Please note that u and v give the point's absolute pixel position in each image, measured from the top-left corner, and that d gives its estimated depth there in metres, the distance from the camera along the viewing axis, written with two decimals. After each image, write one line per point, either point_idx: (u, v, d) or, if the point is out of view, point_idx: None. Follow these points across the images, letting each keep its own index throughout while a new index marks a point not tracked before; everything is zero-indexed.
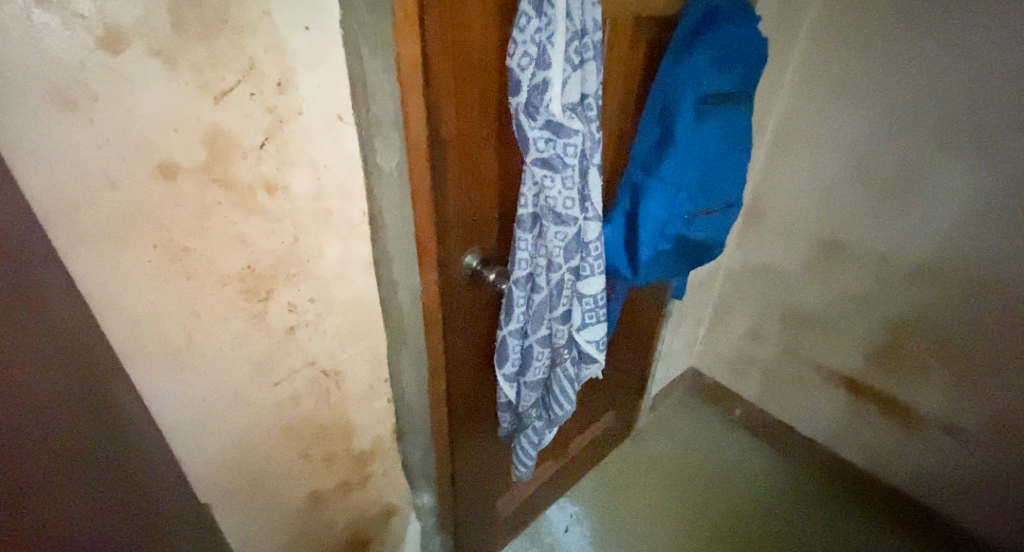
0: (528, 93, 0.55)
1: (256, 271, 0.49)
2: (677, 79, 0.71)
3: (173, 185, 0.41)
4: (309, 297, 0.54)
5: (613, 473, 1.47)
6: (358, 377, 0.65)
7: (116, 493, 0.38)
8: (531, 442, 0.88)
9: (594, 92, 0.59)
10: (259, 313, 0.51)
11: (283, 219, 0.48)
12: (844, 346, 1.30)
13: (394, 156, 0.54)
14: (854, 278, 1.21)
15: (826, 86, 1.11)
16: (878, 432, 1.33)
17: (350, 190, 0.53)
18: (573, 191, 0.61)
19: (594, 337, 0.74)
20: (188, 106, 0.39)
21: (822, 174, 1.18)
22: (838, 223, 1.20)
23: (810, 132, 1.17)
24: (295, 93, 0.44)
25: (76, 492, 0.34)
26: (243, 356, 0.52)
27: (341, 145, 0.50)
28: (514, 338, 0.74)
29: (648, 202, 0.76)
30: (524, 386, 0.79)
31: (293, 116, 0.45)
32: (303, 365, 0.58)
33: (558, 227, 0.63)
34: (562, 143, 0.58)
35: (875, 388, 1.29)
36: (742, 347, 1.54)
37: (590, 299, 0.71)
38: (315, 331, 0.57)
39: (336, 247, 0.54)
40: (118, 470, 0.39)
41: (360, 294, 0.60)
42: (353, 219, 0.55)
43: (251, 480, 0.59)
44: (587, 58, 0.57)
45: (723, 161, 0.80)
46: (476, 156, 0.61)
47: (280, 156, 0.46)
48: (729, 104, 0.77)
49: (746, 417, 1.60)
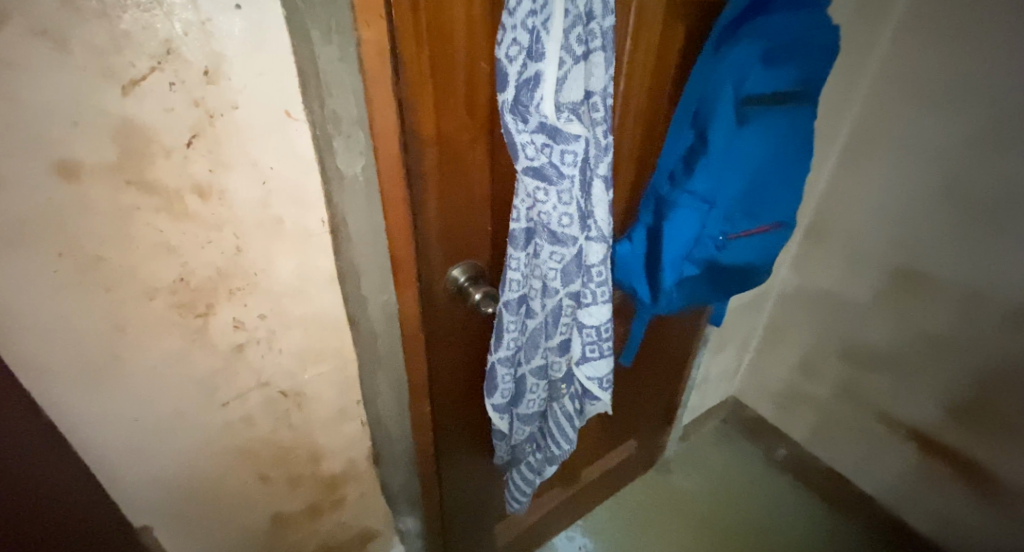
0: (517, 90, 0.45)
1: (191, 284, 0.43)
2: (715, 76, 0.59)
3: (79, 187, 0.35)
4: (258, 314, 0.49)
5: (632, 506, 1.36)
6: (325, 399, 0.60)
7: (80, 486, 0.42)
8: (526, 476, 0.80)
9: (602, 90, 0.49)
10: (198, 330, 0.46)
11: (221, 227, 0.43)
12: (917, 395, 1.11)
13: (358, 158, 0.47)
14: (935, 317, 1.02)
15: (917, 87, 0.93)
16: (953, 501, 1.12)
17: (305, 197, 0.46)
18: (572, 207, 0.52)
19: (596, 374, 0.65)
20: (92, 96, 0.34)
21: (904, 191, 1.00)
22: (918, 249, 1.01)
23: (891, 141, 0.99)
24: (228, 84, 0.38)
25: (52, 507, 0.39)
26: (182, 374, 0.47)
27: (291, 145, 0.43)
28: (504, 366, 0.64)
29: (671, 221, 0.66)
30: (517, 419, 0.71)
31: (227, 110, 0.39)
32: (256, 385, 0.53)
33: (553, 247, 0.54)
34: (558, 151, 0.49)
35: (952, 449, 1.09)
36: (791, 381, 1.36)
37: (592, 330, 0.61)
38: (269, 349, 0.51)
39: (291, 259, 0.48)
40: (76, 471, 0.42)
41: (323, 311, 0.54)
42: (310, 229, 0.48)
43: (203, 501, 0.56)
44: (593, 49, 0.47)
45: (772, 174, 0.67)
46: (462, 162, 0.53)
47: (214, 157, 0.40)
48: (785, 106, 0.64)
49: (792, 459, 1.42)
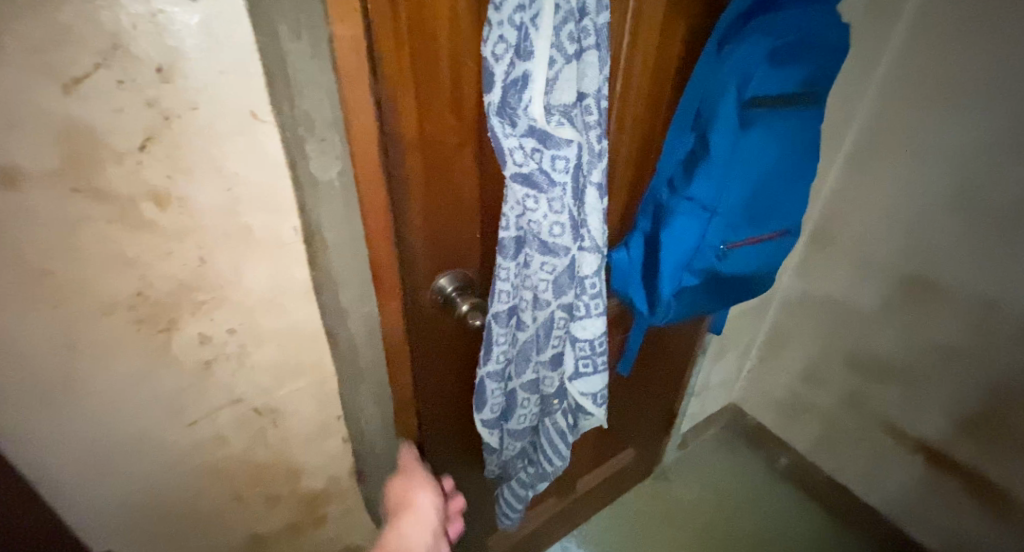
0: (504, 91, 0.42)
1: (151, 298, 0.40)
2: (718, 76, 0.56)
3: (19, 195, 0.32)
4: (228, 328, 0.46)
5: (629, 515, 1.33)
6: (303, 415, 0.57)
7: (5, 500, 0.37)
8: (518, 491, 0.77)
9: (595, 93, 0.46)
10: (160, 346, 0.43)
11: (183, 237, 0.40)
12: (925, 406, 1.07)
13: (334, 162, 0.43)
14: (947, 327, 0.99)
15: (930, 89, 0.89)
16: (961, 515, 1.09)
17: (276, 203, 0.43)
18: (564, 216, 0.49)
19: (590, 390, 0.62)
20: (29, 95, 0.30)
21: (914, 197, 0.96)
22: (928, 257, 0.98)
23: (901, 144, 0.96)
24: (185, 83, 0.35)
25: None
26: (145, 393, 0.44)
27: (259, 148, 0.40)
28: (493, 381, 0.61)
29: (670, 229, 0.62)
30: (507, 434, 0.68)
31: (186, 112, 0.36)
32: (227, 403, 0.50)
33: (544, 258, 0.51)
34: (548, 156, 0.45)
35: (961, 463, 1.05)
36: (795, 389, 1.33)
37: (585, 344, 0.58)
38: (240, 365, 0.48)
39: (263, 270, 0.45)
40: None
41: (299, 323, 0.50)
42: (282, 238, 0.45)
43: (172, 523, 0.53)
44: (587, 47, 0.43)
45: (777, 180, 0.64)
46: (447, 167, 0.50)
47: (172, 163, 0.37)
48: (791, 108, 0.60)
49: (793, 468, 1.39)
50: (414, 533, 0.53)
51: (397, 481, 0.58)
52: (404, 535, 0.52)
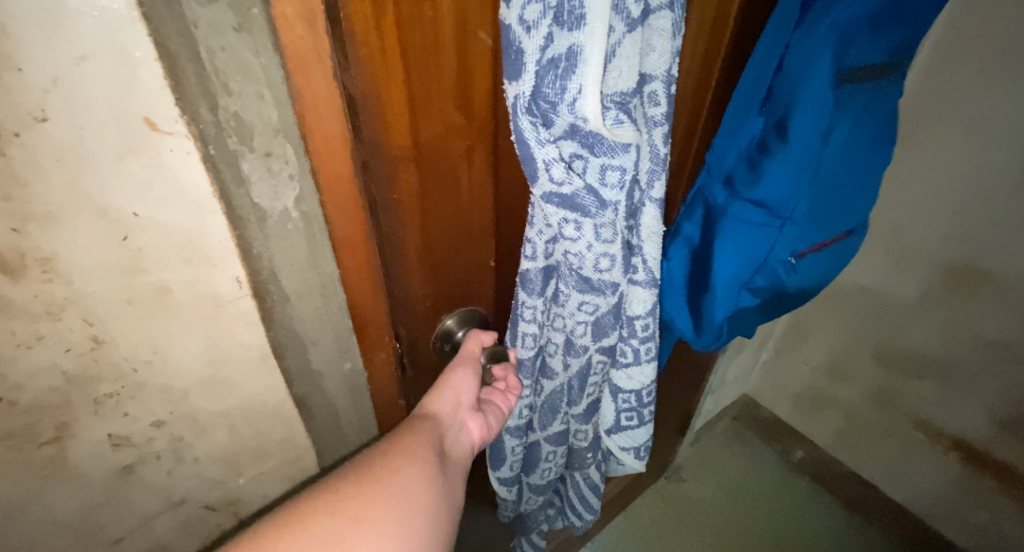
0: (538, 77, 0.28)
1: (20, 404, 0.28)
2: (803, 47, 0.43)
3: None
4: (153, 422, 0.34)
5: (642, 522, 1.26)
6: (269, 498, 0.45)
7: None
8: (537, 538, 0.68)
9: (664, 74, 0.32)
10: (50, 461, 0.31)
11: (57, 312, 0.27)
12: (965, 403, 1.00)
13: (288, 185, 0.30)
14: (995, 319, 0.90)
15: (985, 55, 0.76)
16: (999, 513, 1.04)
17: (203, 252, 0.30)
18: (613, 245, 0.36)
19: (632, 444, 0.50)
20: None
21: (964, 179, 0.85)
22: (981, 244, 0.87)
23: (949, 120, 0.84)
24: (18, 79, 0.21)
25: None
26: (39, 517, 0.33)
27: (170, 175, 0.26)
28: (514, 436, 0.50)
29: (726, 239, 0.51)
30: (528, 490, 0.57)
31: (25, 125, 0.22)
32: (167, 505, 0.39)
33: (584, 297, 0.38)
34: (596, 167, 0.32)
35: (1002, 461, 0.99)
36: (816, 382, 1.25)
37: (629, 395, 0.47)
38: (176, 462, 0.37)
39: (195, 343, 0.33)
40: None
41: (254, 398, 0.38)
42: (217, 294, 0.32)
43: None
44: (657, 6, 0.29)
45: (859, 172, 0.51)
46: (450, 181, 0.35)
47: (20, 207, 0.23)
48: (884, 83, 0.47)
49: (810, 462, 1.33)
50: (444, 402, 0.39)
51: (477, 331, 0.43)
52: (442, 406, 0.39)
